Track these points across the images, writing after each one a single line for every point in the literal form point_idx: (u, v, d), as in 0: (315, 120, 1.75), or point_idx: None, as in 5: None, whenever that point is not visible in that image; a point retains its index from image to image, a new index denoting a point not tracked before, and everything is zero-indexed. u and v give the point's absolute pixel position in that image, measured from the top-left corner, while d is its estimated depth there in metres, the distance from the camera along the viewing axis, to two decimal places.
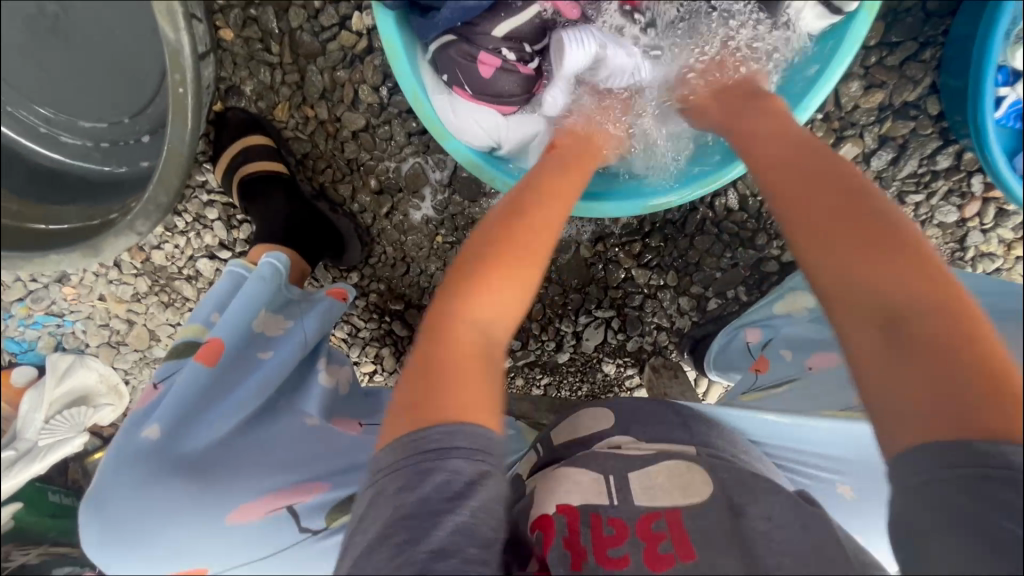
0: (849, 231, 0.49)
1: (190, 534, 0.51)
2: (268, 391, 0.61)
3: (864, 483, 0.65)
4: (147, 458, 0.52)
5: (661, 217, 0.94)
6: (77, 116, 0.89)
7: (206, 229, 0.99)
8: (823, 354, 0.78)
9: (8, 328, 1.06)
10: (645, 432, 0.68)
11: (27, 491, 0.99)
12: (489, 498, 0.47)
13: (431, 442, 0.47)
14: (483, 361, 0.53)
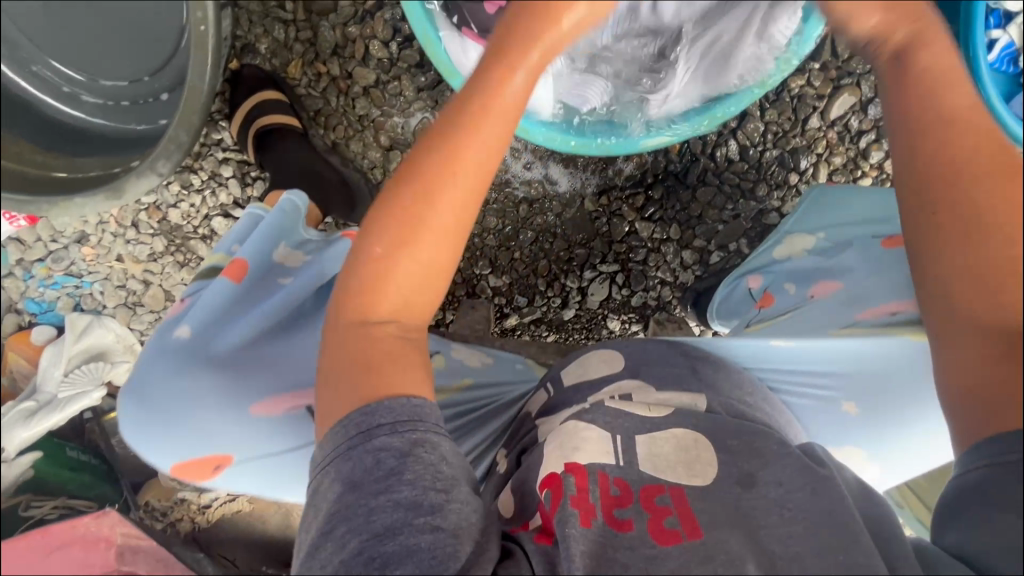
0: (983, 249, 0.46)
1: (218, 419, 0.56)
2: (286, 308, 0.63)
3: (864, 394, 0.68)
4: (177, 351, 0.57)
5: (664, 168, 0.96)
6: (98, 75, 0.93)
7: (221, 186, 1.02)
8: (825, 283, 0.77)
9: (29, 289, 1.09)
10: (654, 376, 0.67)
11: (46, 444, 1.01)
12: (435, 461, 0.49)
13: (354, 427, 0.49)
14: (398, 348, 0.52)
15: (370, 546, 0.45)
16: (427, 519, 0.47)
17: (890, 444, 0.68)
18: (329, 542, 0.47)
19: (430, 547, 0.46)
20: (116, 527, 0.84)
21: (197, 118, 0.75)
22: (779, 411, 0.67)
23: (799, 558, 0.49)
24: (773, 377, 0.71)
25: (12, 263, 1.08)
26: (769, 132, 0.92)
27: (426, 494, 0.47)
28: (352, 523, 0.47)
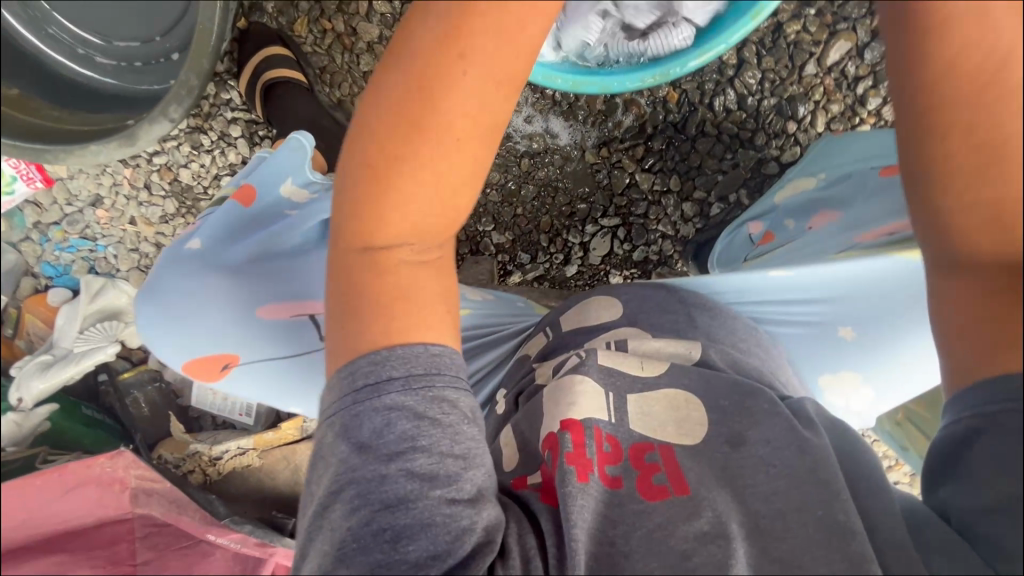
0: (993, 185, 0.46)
1: (226, 321, 0.60)
2: (293, 231, 0.66)
3: (863, 316, 0.69)
4: (191, 261, 0.62)
5: (662, 120, 0.98)
6: (113, 37, 0.97)
7: (230, 147, 1.05)
8: (824, 214, 0.80)
9: (45, 252, 1.12)
10: (652, 324, 0.67)
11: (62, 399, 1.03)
12: (454, 423, 0.47)
13: (363, 379, 0.47)
14: (409, 276, 0.49)
15: (381, 516, 0.45)
16: (442, 493, 0.45)
17: (884, 363, 0.69)
18: (338, 503, 0.46)
19: (445, 519, 0.45)
20: (128, 470, 0.86)
21: (207, 61, 0.79)
22: (768, 356, 0.68)
23: (779, 515, 0.50)
24: (767, 311, 0.72)
25: (29, 227, 1.10)
26: (766, 80, 0.94)
27: (442, 464, 0.46)
28: (360, 487, 0.45)
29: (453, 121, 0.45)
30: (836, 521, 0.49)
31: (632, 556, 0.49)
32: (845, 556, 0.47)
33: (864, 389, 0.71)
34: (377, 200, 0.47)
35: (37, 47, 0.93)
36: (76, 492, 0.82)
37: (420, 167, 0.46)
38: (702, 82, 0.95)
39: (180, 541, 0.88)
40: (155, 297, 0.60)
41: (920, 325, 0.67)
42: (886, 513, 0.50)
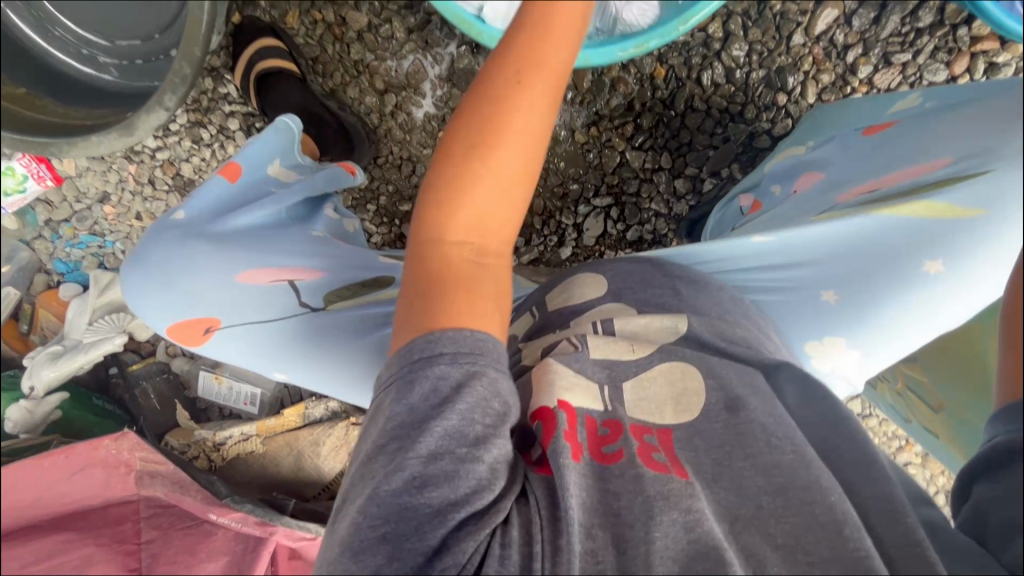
0: None
1: (214, 283, 0.63)
2: (279, 206, 0.71)
3: (852, 280, 0.66)
4: (179, 228, 0.64)
5: (650, 97, 0.98)
6: (115, 37, 1.00)
7: (229, 139, 1.08)
8: (809, 174, 0.80)
9: (57, 250, 1.16)
10: (637, 300, 0.66)
11: (73, 389, 1.07)
12: (486, 396, 0.45)
13: (419, 352, 0.46)
14: (470, 274, 0.49)
15: (413, 463, 0.43)
16: (473, 450, 0.44)
17: (875, 328, 0.65)
18: (383, 455, 0.44)
19: (473, 475, 0.43)
20: (132, 453, 0.88)
21: (199, 51, 0.81)
22: (757, 326, 0.66)
23: (782, 491, 0.49)
24: (751, 280, 0.70)
25: (40, 224, 1.14)
26: (753, 52, 0.93)
27: (474, 427, 0.44)
28: (405, 447, 0.44)
29: (524, 124, 0.50)
30: (831, 508, 0.47)
31: (635, 526, 0.45)
32: (857, 546, 0.45)
33: (851, 353, 0.67)
34: (452, 194, 0.49)
35: (45, 49, 0.97)
36: (85, 472, 0.85)
37: (494, 167, 0.49)
38: (689, 57, 0.95)
39: (184, 521, 0.90)
40: (145, 262, 0.62)
41: (901, 283, 0.64)
42: (884, 500, 0.50)
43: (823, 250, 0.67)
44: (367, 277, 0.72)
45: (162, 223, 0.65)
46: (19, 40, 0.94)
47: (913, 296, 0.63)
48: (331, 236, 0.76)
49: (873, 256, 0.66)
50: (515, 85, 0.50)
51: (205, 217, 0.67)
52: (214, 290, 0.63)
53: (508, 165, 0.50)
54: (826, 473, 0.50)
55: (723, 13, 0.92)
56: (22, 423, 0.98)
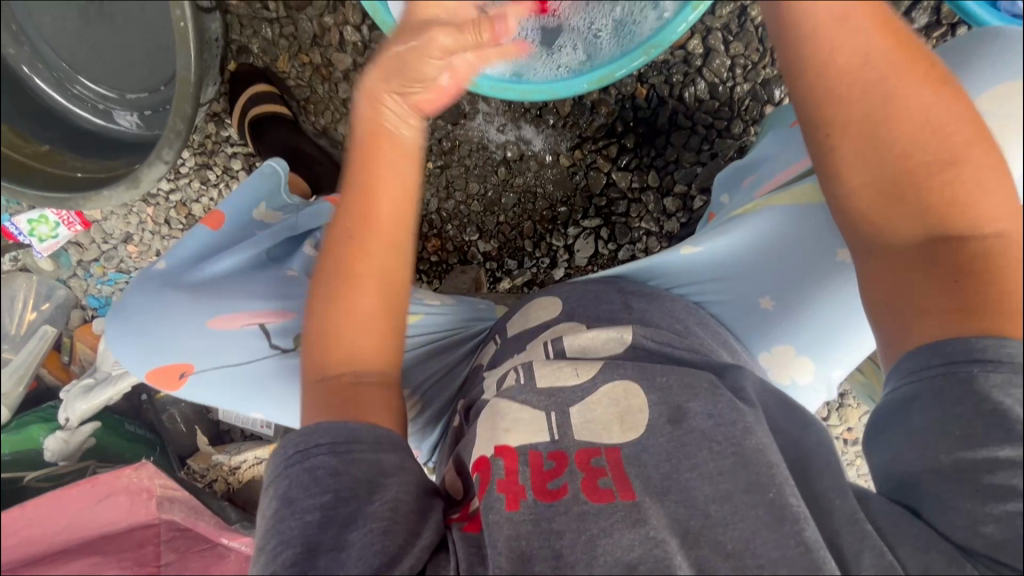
0: (889, 176, 0.50)
1: (188, 331, 0.69)
2: (257, 250, 0.77)
3: (783, 285, 0.69)
4: (159, 278, 0.72)
5: (633, 117, 0.98)
6: (125, 90, 1.07)
7: (233, 179, 1.15)
8: (746, 179, 0.81)
9: (91, 287, 1.25)
10: (589, 316, 0.69)
11: (106, 416, 1.15)
12: (371, 476, 0.51)
13: (295, 450, 0.52)
14: (354, 391, 0.57)
15: (300, 559, 0.46)
16: (357, 526, 0.48)
17: (810, 327, 0.68)
18: (265, 554, 0.48)
19: (361, 554, 0.47)
20: (152, 480, 0.96)
21: (189, 107, 0.86)
22: (712, 334, 0.68)
23: (727, 497, 0.50)
24: (703, 294, 0.72)
25: (74, 265, 1.24)
26: (737, 66, 0.92)
27: (357, 505, 0.49)
28: (285, 535, 0.48)
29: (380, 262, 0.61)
30: (785, 505, 0.48)
31: (576, 566, 0.47)
32: (801, 542, 0.47)
33: (804, 359, 0.69)
34: (331, 316, 0.59)
35: (65, 106, 1.06)
36: (109, 500, 0.94)
37: (363, 294, 0.60)
38: (670, 74, 0.94)
39: (200, 543, 0.98)
40: (126, 313, 0.70)
41: (825, 287, 0.68)
42: (849, 518, 0.49)
43: (745, 249, 0.71)
44: None
45: (145, 273, 0.73)
46: (43, 101, 1.04)
47: (838, 285, 0.68)
48: (306, 275, 0.78)
49: (799, 262, 0.69)
50: (363, 211, 0.61)
51: (183, 265, 0.75)
52: (183, 339, 0.69)
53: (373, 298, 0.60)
54: (773, 448, 0.52)
55: (703, 28, 0.91)
56: (60, 452, 1.06)
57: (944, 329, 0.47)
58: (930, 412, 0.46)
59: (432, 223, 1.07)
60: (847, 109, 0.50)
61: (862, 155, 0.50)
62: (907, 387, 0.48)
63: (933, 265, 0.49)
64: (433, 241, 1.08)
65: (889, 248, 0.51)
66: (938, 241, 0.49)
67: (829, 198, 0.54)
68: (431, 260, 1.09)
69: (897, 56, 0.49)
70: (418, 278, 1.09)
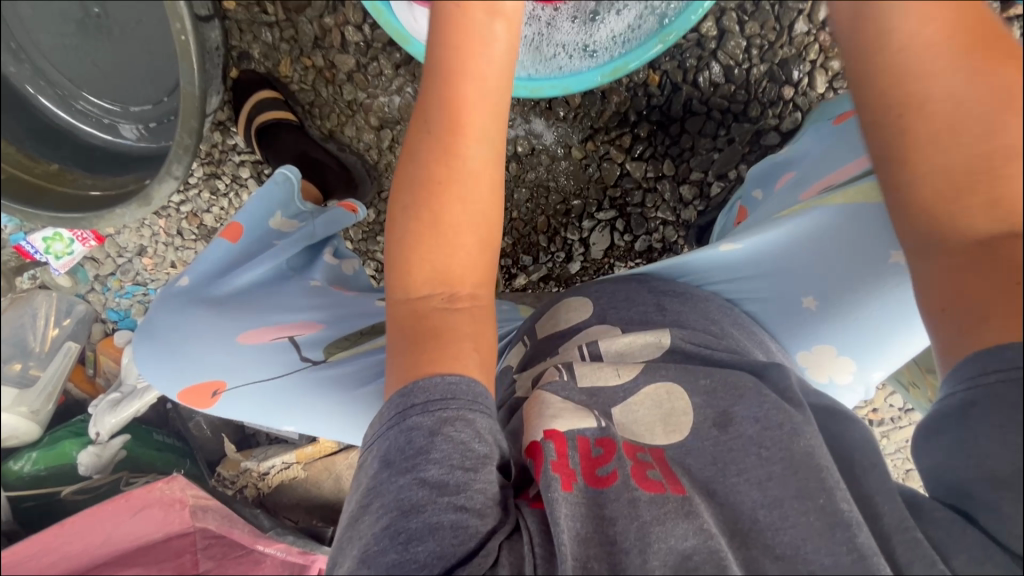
0: (976, 157, 0.44)
1: (213, 349, 0.69)
2: (280, 261, 0.78)
3: (827, 286, 0.69)
4: (180, 297, 0.69)
5: (646, 105, 0.95)
6: (129, 103, 1.06)
7: (242, 187, 1.15)
8: (784, 176, 0.82)
9: (108, 300, 1.26)
10: (622, 318, 0.68)
11: (134, 428, 1.16)
12: (466, 440, 0.48)
13: (391, 409, 0.50)
14: (443, 322, 0.53)
15: (397, 520, 0.46)
16: (451, 499, 0.47)
17: (853, 329, 0.68)
18: (367, 515, 0.47)
19: (454, 524, 0.46)
20: (184, 491, 0.99)
21: (196, 121, 0.86)
22: (748, 335, 0.68)
23: (776, 503, 0.49)
24: (730, 289, 0.73)
25: (91, 279, 1.24)
26: (753, 47, 0.89)
27: (453, 473, 0.47)
28: (384, 497, 0.47)
29: (471, 183, 0.53)
30: (836, 510, 0.48)
31: (631, 553, 0.47)
32: (852, 548, 0.47)
33: (845, 359, 0.70)
34: (419, 243, 0.54)
35: (70, 123, 1.05)
36: (143, 513, 0.96)
37: (456, 217, 0.53)
38: (683, 59, 0.91)
39: (234, 550, 1.00)
40: (149, 337, 0.67)
41: (873, 277, 0.66)
42: (899, 524, 0.50)
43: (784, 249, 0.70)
44: (364, 326, 0.76)
45: (167, 291, 0.70)
46: (47, 119, 1.02)
47: (888, 289, 0.66)
48: (329, 285, 0.82)
49: (848, 264, 0.68)
50: (458, 110, 0.52)
51: (206, 280, 0.72)
52: (204, 358, 0.69)
53: (464, 219, 0.54)
54: (821, 450, 0.52)
55: (716, 10, 0.88)
56: (93, 465, 1.08)
57: (1008, 334, 0.43)
58: (991, 419, 0.43)
59: None
60: (916, 85, 0.45)
61: (926, 138, 0.45)
62: (964, 393, 0.44)
63: (1006, 267, 0.43)
64: None
65: (949, 244, 0.46)
66: (1013, 238, 0.43)
67: (887, 192, 0.49)
68: None
69: (968, 28, 0.44)
70: None
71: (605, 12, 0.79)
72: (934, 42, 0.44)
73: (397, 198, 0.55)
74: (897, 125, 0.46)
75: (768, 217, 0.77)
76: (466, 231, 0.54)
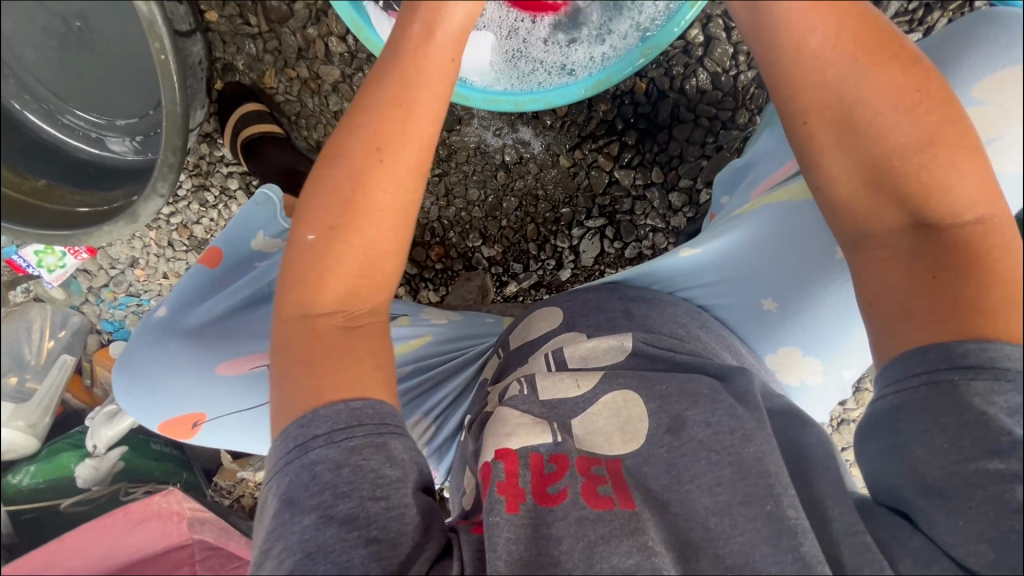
0: (884, 159, 0.52)
1: (191, 379, 0.72)
2: (260, 283, 0.79)
3: (791, 288, 0.70)
4: (159, 329, 0.73)
5: (633, 113, 0.95)
6: (115, 116, 1.06)
7: (231, 200, 1.15)
8: (748, 180, 0.80)
9: (103, 312, 1.26)
10: (590, 325, 0.69)
11: (131, 438, 1.15)
12: (376, 467, 0.50)
13: (291, 438, 0.50)
14: (343, 341, 0.54)
15: (301, 565, 0.46)
16: (361, 533, 0.48)
17: (801, 330, 0.71)
18: (268, 561, 0.48)
19: (365, 561, 0.47)
20: (182, 503, 1.03)
21: (178, 138, 0.85)
22: (718, 339, 0.69)
23: (726, 510, 0.50)
24: (704, 294, 0.73)
25: (85, 291, 1.24)
26: (741, 53, 0.89)
27: (364, 505, 0.49)
28: (285, 540, 0.48)
29: (385, 203, 0.55)
30: (782, 518, 0.49)
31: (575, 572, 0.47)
32: (796, 556, 0.47)
33: (812, 361, 0.72)
34: (322, 263, 0.55)
35: (57, 137, 1.03)
36: (143, 526, 0.98)
37: (363, 235, 0.55)
38: (670, 66, 0.92)
39: (232, 561, 1.02)
40: (126, 369, 0.71)
41: (831, 281, 0.68)
42: (850, 528, 0.51)
43: (750, 254, 0.71)
44: None
45: (145, 322, 0.74)
46: (36, 134, 1.00)
47: (835, 286, 0.68)
48: None
49: (812, 268, 0.69)
50: (384, 134, 0.55)
51: (182, 309, 0.76)
52: (198, 385, 0.73)
53: (362, 238, 0.55)
54: (772, 455, 0.52)
55: (703, 17, 0.88)
56: (91, 478, 1.08)
57: (921, 325, 0.50)
58: (918, 423, 0.49)
59: (434, 231, 1.05)
60: (827, 93, 0.52)
61: (837, 144, 0.54)
62: (893, 396, 0.51)
63: (921, 257, 0.52)
64: (436, 249, 1.06)
65: (876, 236, 0.55)
66: (917, 228, 0.53)
67: (815, 189, 0.57)
68: (436, 268, 1.07)
69: (862, 49, 0.51)
70: (424, 286, 1.07)
71: (582, 29, 0.77)
72: (841, 62, 0.51)
73: (305, 215, 0.56)
74: (817, 130, 0.54)
75: (726, 218, 0.76)
76: (367, 251, 0.55)
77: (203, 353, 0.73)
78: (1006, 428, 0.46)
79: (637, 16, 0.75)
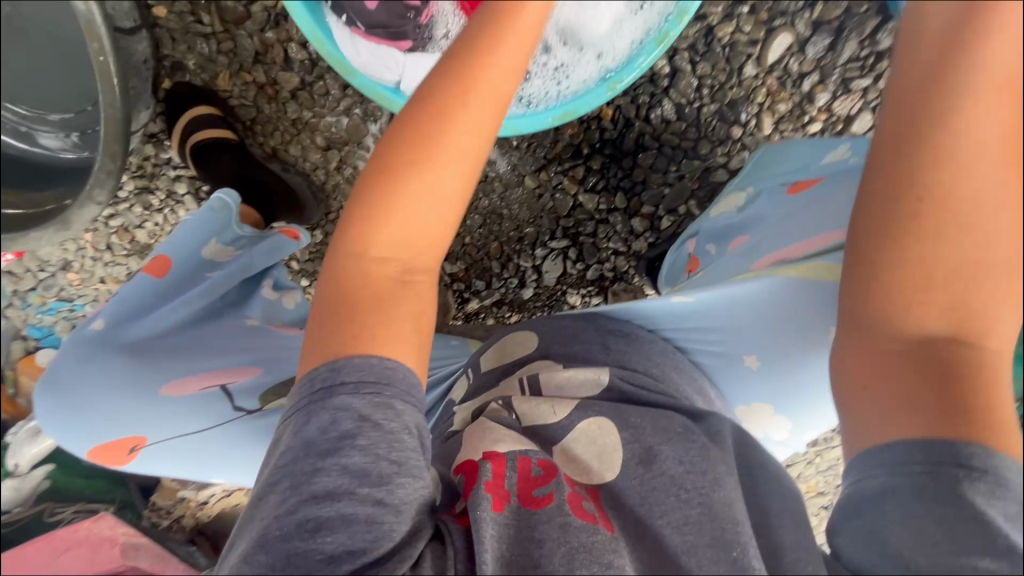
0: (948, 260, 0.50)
1: (129, 399, 0.68)
2: (210, 297, 0.75)
3: (769, 346, 0.70)
4: (97, 343, 0.67)
5: (599, 138, 0.96)
6: (47, 110, 0.97)
7: (178, 204, 1.09)
8: (738, 240, 0.82)
9: (29, 316, 1.14)
10: (565, 353, 0.68)
11: (62, 455, 1.04)
12: (394, 430, 0.48)
13: (321, 379, 0.49)
14: (389, 292, 0.53)
15: (306, 507, 0.45)
16: (370, 491, 0.46)
17: (781, 385, 0.71)
18: (274, 493, 0.47)
19: (368, 519, 0.45)
20: (113, 529, 0.97)
21: (118, 144, 0.80)
22: (688, 380, 0.68)
23: (693, 550, 0.49)
24: (682, 337, 0.72)
25: (9, 294, 1.13)
26: (704, 86, 0.92)
27: (377, 464, 0.46)
28: (295, 476, 0.47)
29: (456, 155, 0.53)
30: (747, 567, 0.47)
31: None
32: None
33: (781, 422, 0.74)
34: (386, 204, 0.53)
35: None
36: (68, 555, 0.88)
37: (429, 186, 0.53)
38: (636, 95, 0.93)
39: None
40: (58, 386, 0.65)
41: (816, 350, 0.67)
42: None
43: (739, 313, 0.70)
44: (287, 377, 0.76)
45: (78, 333, 0.65)
46: None
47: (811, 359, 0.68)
48: (268, 323, 0.81)
49: (787, 327, 0.68)
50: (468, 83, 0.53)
51: (123, 321, 0.69)
52: (138, 407, 0.69)
53: (430, 189, 0.53)
54: (739, 503, 0.52)
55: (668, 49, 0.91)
56: (11, 499, 1.01)
57: (918, 423, 0.47)
58: (904, 506, 0.45)
59: None
60: (942, 105, 0.51)
61: (928, 226, 0.50)
62: (885, 478, 0.47)
63: (924, 362, 0.49)
64: None
65: (892, 330, 0.51)
66: (954, 340, 0.49)
67: (866, 266, 0.53)
68: None
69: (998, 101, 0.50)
70: None
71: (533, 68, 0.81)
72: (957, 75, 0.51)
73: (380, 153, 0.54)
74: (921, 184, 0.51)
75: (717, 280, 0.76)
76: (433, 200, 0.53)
77: (145, 370, 0.69)
78: (1002, 531, 0.43)
79: (598, 60, 0.80)
